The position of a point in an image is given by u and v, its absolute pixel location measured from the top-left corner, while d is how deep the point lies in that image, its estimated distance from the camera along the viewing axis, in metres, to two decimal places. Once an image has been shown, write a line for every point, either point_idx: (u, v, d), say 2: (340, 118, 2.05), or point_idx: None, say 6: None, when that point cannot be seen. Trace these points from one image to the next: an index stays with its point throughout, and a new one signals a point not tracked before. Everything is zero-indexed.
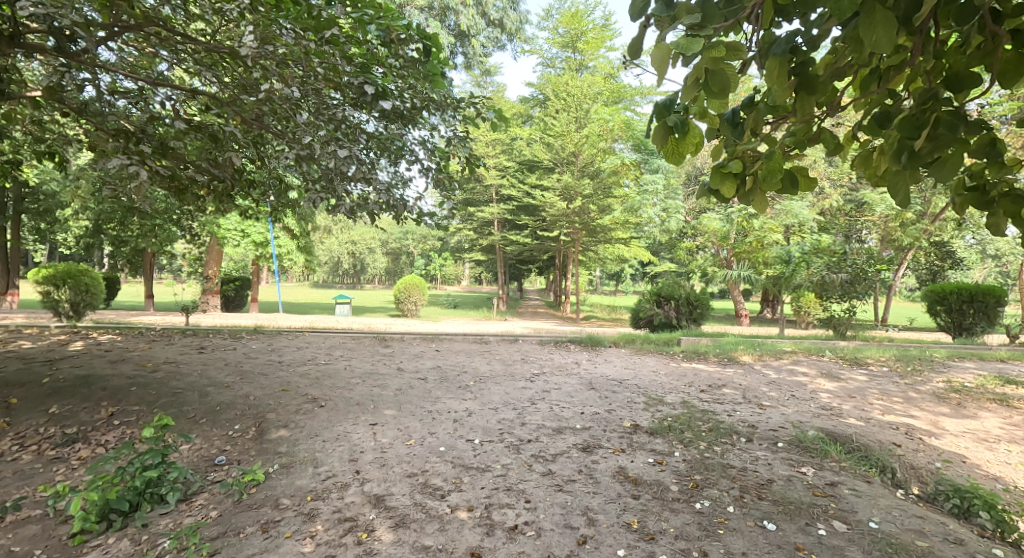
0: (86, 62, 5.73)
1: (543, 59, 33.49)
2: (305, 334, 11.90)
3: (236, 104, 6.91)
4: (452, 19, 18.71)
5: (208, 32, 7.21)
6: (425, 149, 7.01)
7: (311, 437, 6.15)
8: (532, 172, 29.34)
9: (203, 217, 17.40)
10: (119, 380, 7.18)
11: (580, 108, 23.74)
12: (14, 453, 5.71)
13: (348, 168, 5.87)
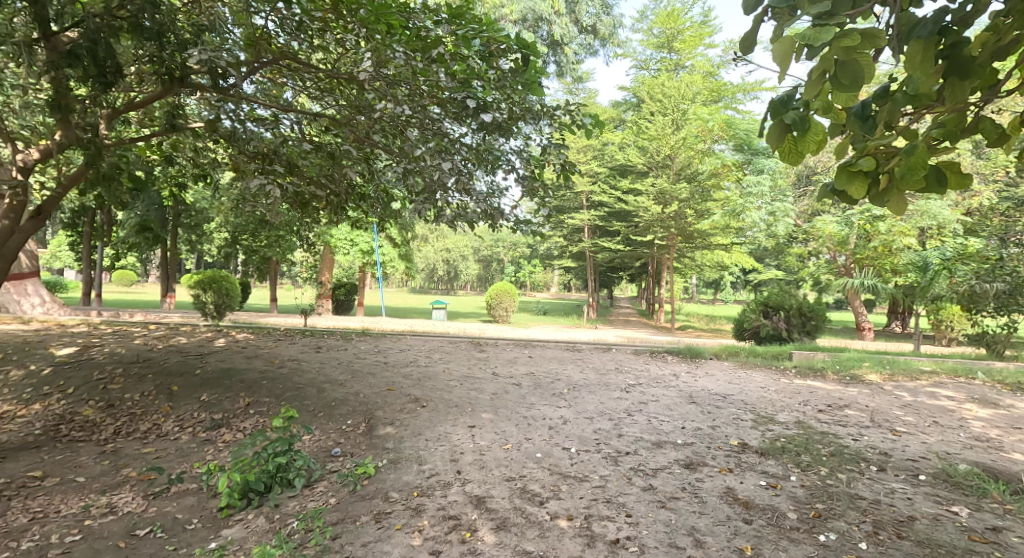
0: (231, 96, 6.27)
1: (636, 61, 32.81)
2: (408, 338, 12.40)
3: (352, 124, 7.32)
4: (544, 29, 18.76)
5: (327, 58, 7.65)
6: (518, 159, 6.92)
7: (415, 436, 6.38)
8: (624, 177, 28.81)
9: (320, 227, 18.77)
10: (253, 374, 7.89)
11: (677, 109, 23.08)
12: (176, 432, 6.46)
13: (449, 178, 5.95)
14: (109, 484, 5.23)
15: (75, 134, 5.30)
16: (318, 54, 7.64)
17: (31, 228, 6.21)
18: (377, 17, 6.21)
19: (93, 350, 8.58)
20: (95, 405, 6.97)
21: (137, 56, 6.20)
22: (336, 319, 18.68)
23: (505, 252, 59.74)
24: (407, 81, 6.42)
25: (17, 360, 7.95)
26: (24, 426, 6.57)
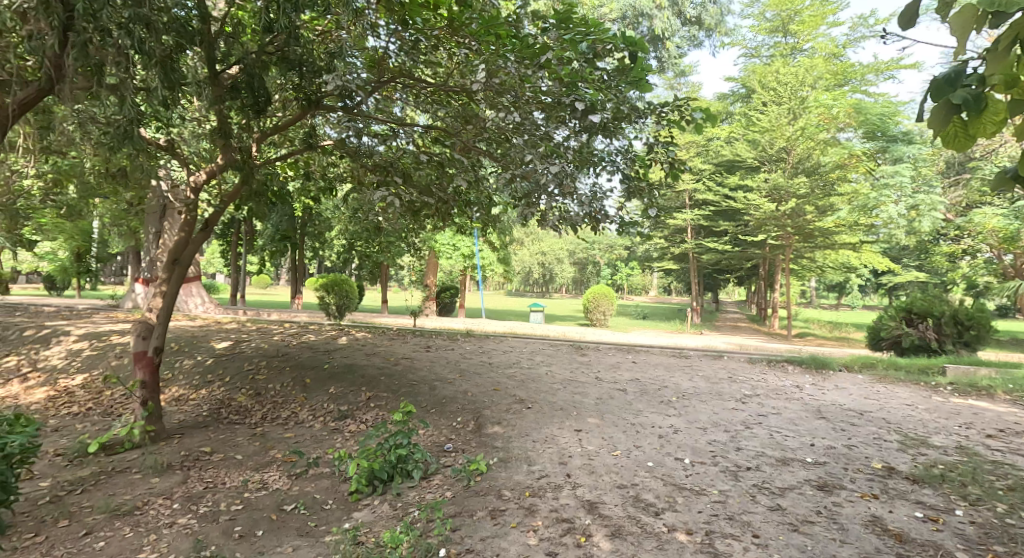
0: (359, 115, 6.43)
1: (746, 48, 30.79)
2: (511, 340, 12.54)
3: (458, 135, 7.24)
4: (644, 24, 18.18)
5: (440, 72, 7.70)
6: (619, 158, 6.64)
7: (522, 437, 6.44)
8: (731, 173, 27.11)
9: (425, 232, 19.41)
10: (372, 369, 8.36)
11: (794, 97, 21.35)
12: (311, 420, 7.01)
13: (552, 185, 5.71)
14: (260, 462, 5.74)
15: (234, 155, 5.88)
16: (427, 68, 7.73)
17: (204, 237, 6.26)
18: (488, 28, 6.02)
19: (244, 344, 9.49)
20: (246, 393, 7.83)
21: (284, 88, 6.66)
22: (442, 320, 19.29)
23: (599, 256, 58.60)
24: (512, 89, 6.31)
25: (188, 351, 9.09)
26: (194, 409, 7.47)
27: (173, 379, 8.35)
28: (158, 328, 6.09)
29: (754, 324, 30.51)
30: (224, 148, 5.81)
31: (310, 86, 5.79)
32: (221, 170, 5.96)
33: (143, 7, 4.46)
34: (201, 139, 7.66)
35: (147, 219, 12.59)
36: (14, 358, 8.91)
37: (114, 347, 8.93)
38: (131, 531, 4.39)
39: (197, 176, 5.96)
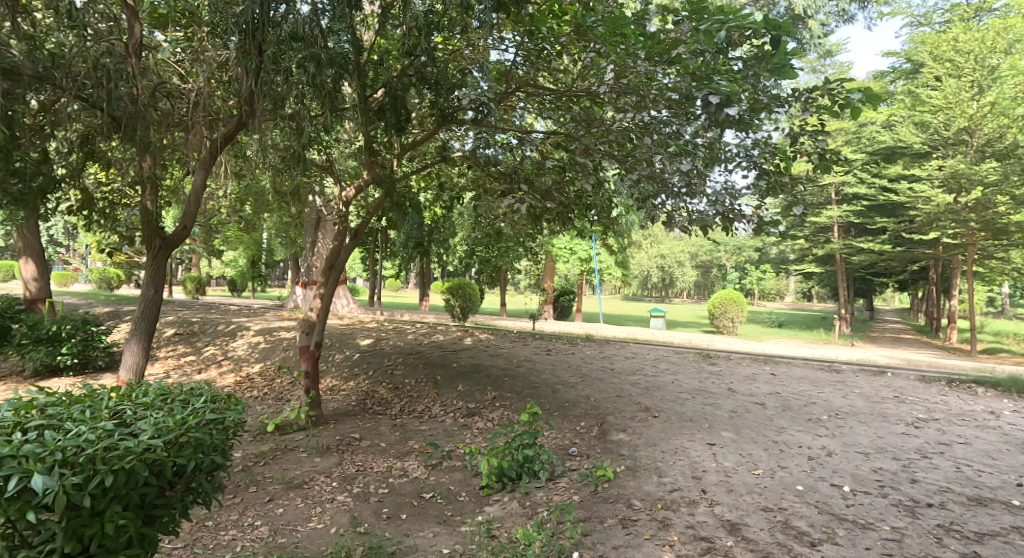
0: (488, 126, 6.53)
1: (910, 19, 27.29)
2: (634, 346, 12.15)
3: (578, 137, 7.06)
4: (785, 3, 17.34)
5: (562, 78, 7.62)
6: (753, 155, 5.95)
7: (650, 446, 6.24)
8: (891, 161, 24.18)
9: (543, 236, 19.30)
10: (496, 369, 8.55)
11: (981, 67, 18.82)
12: (442, 415, 7.36)
13: (678, 180, 5.45)
14: (401, 451, 6.14)
15: (377, 170, 6.21)
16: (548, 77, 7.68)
17: (352, 245, 6.69)
18: (615, 29, 6.04)
19: (383, 342, 10.16)
20: (387, 386, 8.44)
21: (419, 109, 6.84)
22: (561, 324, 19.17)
23: (727, 258, 55.16)
24: (637, 91, 6.08)
25: (338, 346, 10.01)
26: (345, 398, 8.19)
27: (327, 371, 9.26)
28: (319, 325, 6.68)
29: (916, 335, 26.75)
30: (370, 165, 6.15)
31: (445, 102, 5.94)
32: (367, 186, 6.30)
33: (313, 43, 5.04)
34: (345, 157, 8.26)
35: (305, 230, 14.05)
36: (210, 348, 10.44)
37: (283, 341, 10.13)
38: (301, 502, 4.92)
39: (348, 191, 6.42)
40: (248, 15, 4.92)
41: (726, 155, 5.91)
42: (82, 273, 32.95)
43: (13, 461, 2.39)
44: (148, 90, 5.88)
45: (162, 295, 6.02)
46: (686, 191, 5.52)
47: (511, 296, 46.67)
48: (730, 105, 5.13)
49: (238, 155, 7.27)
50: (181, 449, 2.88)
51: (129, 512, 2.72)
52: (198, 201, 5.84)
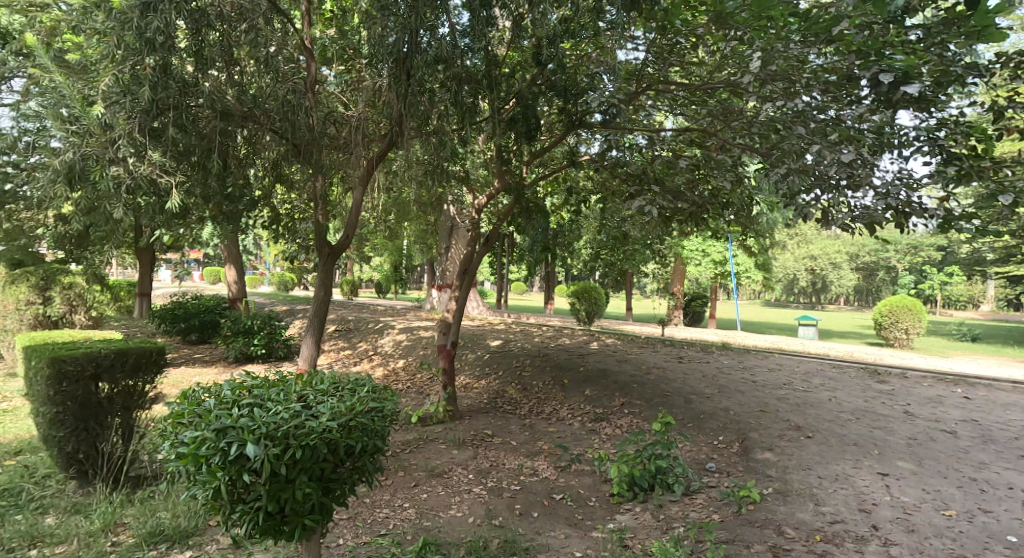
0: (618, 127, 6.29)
1: None
2: (779, 357, 11.15)
3: (718, 130, 6.69)
4: None
5: (695, 72, 7.23)
6: (937, 135, 5.18)
7: (802, 470, 5.71)
8: None
9: (671, 239, 18.23)
10: (625, 375, 8.33)
11: None
12: (570, 418, 7.39)
13: (841, 176, 4.97)
14: (531, 450, 6.28)
15: (507, 179, 6.43)
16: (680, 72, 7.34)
17: (483, 252, 6.92)
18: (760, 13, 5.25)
19: (512, 343, 10.43)
20: (515, 387, 8.70)
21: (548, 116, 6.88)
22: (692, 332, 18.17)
23: (893, 260, 48.89)
24: (786, 76, 5.73)
25: (470, 346, 10.52)
26: (478, 396, 8.55)
27: (461, 369, 9.80)
28: (454, 326, 7.04)
29: None
30: (501, 173, 6.38)
31: (574, 108, 5.87)
32: (497, 194, 6.50)
33: (454, 64, 5.41)
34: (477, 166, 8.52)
35: (441, 236, 14.90)
36: (362, 343, 11.48)
37: (423, 339, 10.85)
38: (442, 490, 5.20)
39: (479, 199, 6.64)
40: (397, 45, 5.34)
41: (899, 137, 5.17)
42: (263, 277, 37.80)
43: (234, 430, 2.97)
44: (319, 118, 6.47)
45: (331, 296, 6.74)
46: (845, 182, 4.95)
47: (641, 300, 45.38)
48: (908, 82, 4.44)
49: (389, 171, 7.78)
50: (351, 432, 3.22)
51: (313, 482, 3.16)
52: (357, 213, 6.44)
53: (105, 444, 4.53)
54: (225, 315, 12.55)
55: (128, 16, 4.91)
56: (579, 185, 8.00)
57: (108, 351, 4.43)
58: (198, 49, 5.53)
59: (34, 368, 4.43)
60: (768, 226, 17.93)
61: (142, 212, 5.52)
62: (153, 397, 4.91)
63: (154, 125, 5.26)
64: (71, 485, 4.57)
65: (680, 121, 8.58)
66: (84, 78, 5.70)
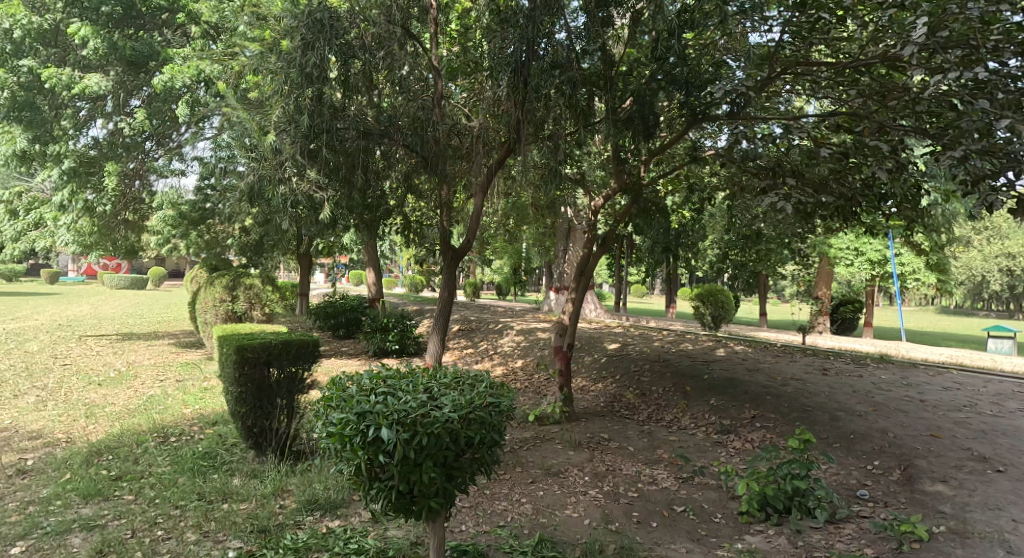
0: (747, 118, 5.73)
1: None
2: (954, 373, 9.57)
3: (875, 113, 5.87)
4: None
5: (844, 50, 6.53)
6: None
7: (989, 509, 4.82)
8: None
9: (813, 237, 16.36)
10: (757, 387, 7.75)
11: None
12: (693, 428, 7.06)
13: None
14: (650, 458, 6.10)
15: (625, 178, 6.27)
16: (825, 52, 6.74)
17: (601, 253, 6.82)
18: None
19: (629, 347, 10.22)
20: (634, 392, 8.49)
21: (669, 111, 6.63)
22: (841, 341, 16.26)
23: None
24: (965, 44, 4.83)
25: (587, 349, 10.45)
26: (594, 399, 8.50)
27: (578, 371, 9.77)
28: (570, 328, 7.03)
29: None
30: (618, 172, 6.26)
31: (697, 100, 5.49)
32: (614, 194, 6.37)
33: (569, 68, 5.47)
34: (596, 167, 8.33)
35: (558, 239, 15.07)
36: (484, 342, 11.88)
37: (540, 340, 11.04)
38: (558, 489, 5.23)
39: (596, 200, 6.52)
40: (515, 55, 5.47)
41: None
42: (399, 279, 40.53)
43: (370, 415, 3.28)
44: (444, 130, 6.81)
45: (454, 297, 7.06)
46: None
47: (781, 305, 41.76)
48: None
49: (508, 177, 7.92)
50: (471, 424, 3.39)
51: (437, 468, 3.36)
52: (478, 218, 6.70)
53: (274, 422, 5.12)
54: (366, 313, 13.63)
55: (294, 55, 5.66)
56: (703, 182, 7.56)
57: (277, 341, 5.00)
58: (344, 79, 6.05)
59: (225, 353, 5.11)
60: (945, 218, 15.50)
61: (300, 224, 6.17)
62: (311, 383, 5.45)
63: (311, 148, 5.85)
64: (250, 454, 5.22)
65: (823, 105, 7.83)
66: (263, 113, 6.63)
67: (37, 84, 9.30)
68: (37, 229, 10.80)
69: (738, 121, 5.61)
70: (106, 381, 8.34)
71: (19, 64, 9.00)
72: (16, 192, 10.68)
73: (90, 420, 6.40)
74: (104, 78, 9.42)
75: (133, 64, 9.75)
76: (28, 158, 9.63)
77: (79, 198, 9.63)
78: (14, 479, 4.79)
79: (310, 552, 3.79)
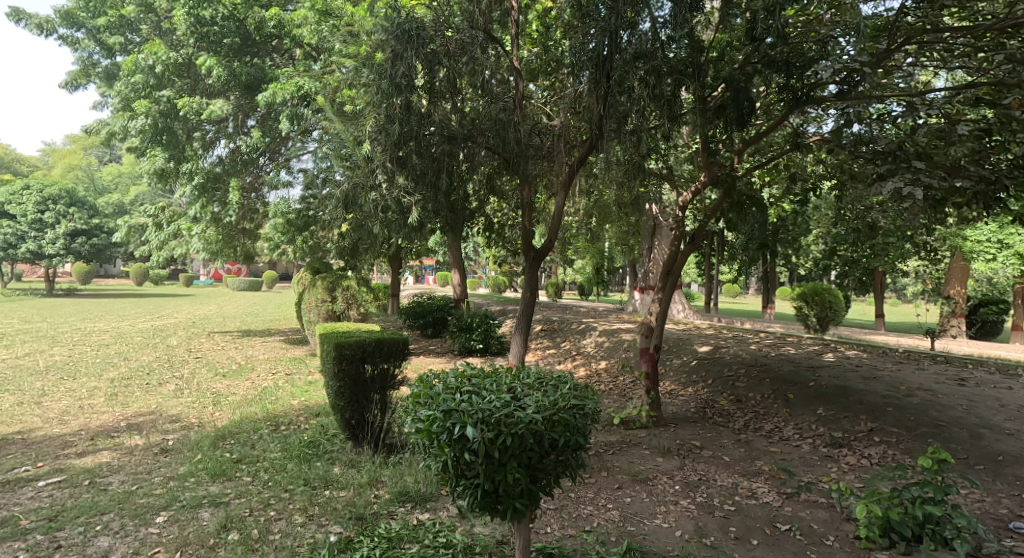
0: (863, 97, 5.17)
1: None
2: None
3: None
4: None
5: (982, 12, 5.72)
6: None
7: None
8: None
9: (942, 227, 14.34)
10: (875, 397, 6.95)
11: None
12: (797, 440, 6.46)
13: None
14: (749, 470, 5.67)
15: (717, 171, 5.92)
16: (959, 15, 5.90)
17: (689, 250, 6.48)
18: None
19: (722, 349, 9.64)
20: (728, 398, 7.98)
21: (765, 97, 6.19)
22: (984, 347, 14.09)
23: None
24: None
25: (676, 351, 10.00)
26: (684, 404, 8.06)
27: (666, 375, 9.37)
28: (657, 329, 6.74)
29: None
30: (708, 165, 5.90)
31: (798, 82, 5.22)
32: (703, 188, 6.03)
33: (654, 57, 5.34)
34: (684, 162, 8.00)
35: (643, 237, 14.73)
36: (567, 342, 11.78)
37: (625, 341, 10.78)
38: (647, 497, 5.04)
39: (684, 195, 6.20)
40: (598, 49, 5.54)
41: None
42: (484, 280, 40.93)
43: (451, 413, 3.35)
44: (526, 131, 6.90)
45: (536, 298, 7.08)
46: None
47: (903, 306, 37.43)
48: None
49: (590, 175, 7.85)
50: (555, 426, 3.38)
51: (521, 469, 3.38)
52: (560, 218, 6.67)
53: (369, 415, 5.44)
54: (452, 313, 14.06)
55: (385, 67, 6.06)
56: (806, 171, 6.98)
57: (370, 340, 5.32)
58: (430, 86, 6.29)
59: (326, 350, 5.51)
60: None
61: (390, 227, 6.52)
62: (402, 379, 5.74)
63: (400, 154, 6.15)
64: (349, 445, 5.59)
65: (954, 77, 6.90)
66: (357, 125, 7.11)
67: (174, 111, 10.66)
68: (175, 239, 12.24)
69: (847, 101, 5.10)
70: (231, 373, 9.35)
71: (161, 95, 10.38)
72: (161, 207, 12.29)
73: (217, 408, 7.20)
74: (227, 102, 10.64)
75: (250, 89, 10.90)
76: (167, 175, 11.13)
77: (207, 210, 11.03)
78: (158, 456, 5.51)
79: (402, 542, 3.97)
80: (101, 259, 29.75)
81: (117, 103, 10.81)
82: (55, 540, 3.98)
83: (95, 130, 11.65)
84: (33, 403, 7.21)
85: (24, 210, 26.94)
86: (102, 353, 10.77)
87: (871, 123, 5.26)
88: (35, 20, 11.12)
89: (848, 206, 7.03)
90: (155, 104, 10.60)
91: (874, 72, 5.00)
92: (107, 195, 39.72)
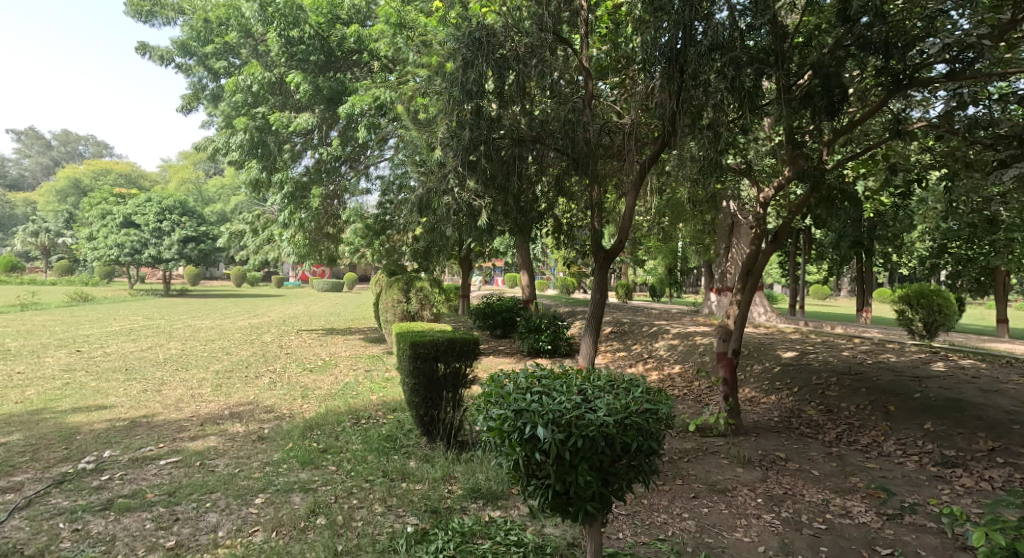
0: (977, 76, 4.64)
1: None
2: None
3: None
4: None
5: None
6: None
7: None
8: None
9: None
10: (997, 412, 6.16)
11: None
12: (900, 457, 5.87)
13: None
14: (842, 486, 5.23)
15: (803, 165, 5.51)
16: None
17: (772, 249, 6.08)
18: None
19: (810, 356, 8.95)
20: (817, 408, 7.41)
21: (859, 82, 5.75)
22: None
23: None
24: None
25: (758, 357, 9.41)
26: (766, 412, 7.58)
27: (746, 381, 8.83)
28: (736, 332, 6.36)
29: None
30: (795, 157, 5.50)
31: (901, 63, 4.82)
32: (788, 182, 5.62)
33: (731, 47, 5.13)
34: (764, 155, 7.53)
35: (719, 237, 14.16)
36: (638, 345, 11.46)
37: (700, 345, 10.33)
38: (726, 509, 4.79)
39: (767, 191, 5.83)
40: (671, 43, 5.36)
41: None
42: (553, 281, 40.42)
43: (514, 413, 3.37)
44: (596, 131, 6.83)
45: (606, 299, 6.94)
46: None
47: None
48: None
49: (662, 173, 7.61)
50: (626, 430, 3.30)
51: (592, 472, 3.31)
52: (630, 218, 6.50)
53: (440, 411, 5.63)
54: (519, 314, 14.05)
55: (456, 75, 6.24)
56: (909, 160, 6.32)
57: (443, 339, 5.51)
58: (501, 92, 6.39)
59: (403, 348, 5.75)
60: None
61: (462, 229, 6.70)
62: (474, 378, 5.86)
63: (472, 159, 6.29)
64: (423, 440, 5.80)
65: None
66: (430, 132, 7.36)
67: (268, 125, 11.42)
68: (270, 244, 13.25)
69: (958, 80, 4.62)
70: (318, 368, 9.99)
71: (257, 111, 11.25)
72: (257, 214, 13.35)
73: (305, 401, 7.74)
74: (313, 116, 11.42)
75: (333, 101, 11.54)
76: (260, 184, 12.11)
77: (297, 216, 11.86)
78: (255, 443, 6.01)
79: (474, 537, 4.06)
80: (207, 263, 32.66)
81: (222, 121, 11.89)
82: (174, 513, 4.45)
83: (203, 146, 12.88)
84: (153, 391, 8.11)
85: (147, 219, 30.19)
86: (209, 347, 11.91)
87: (990, 104, 4.69)
88: (158, 52, 12.51)
89: (961, 196, 6.28)
90: (253, 120, 11.42)
91: (994, 46, 4.49)
92: (213, 205, 43.63)
